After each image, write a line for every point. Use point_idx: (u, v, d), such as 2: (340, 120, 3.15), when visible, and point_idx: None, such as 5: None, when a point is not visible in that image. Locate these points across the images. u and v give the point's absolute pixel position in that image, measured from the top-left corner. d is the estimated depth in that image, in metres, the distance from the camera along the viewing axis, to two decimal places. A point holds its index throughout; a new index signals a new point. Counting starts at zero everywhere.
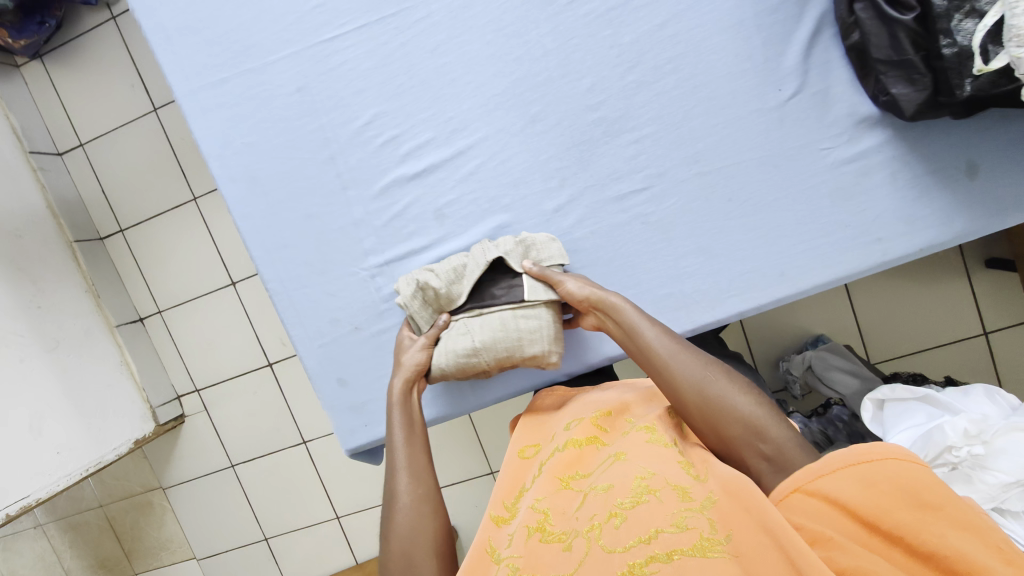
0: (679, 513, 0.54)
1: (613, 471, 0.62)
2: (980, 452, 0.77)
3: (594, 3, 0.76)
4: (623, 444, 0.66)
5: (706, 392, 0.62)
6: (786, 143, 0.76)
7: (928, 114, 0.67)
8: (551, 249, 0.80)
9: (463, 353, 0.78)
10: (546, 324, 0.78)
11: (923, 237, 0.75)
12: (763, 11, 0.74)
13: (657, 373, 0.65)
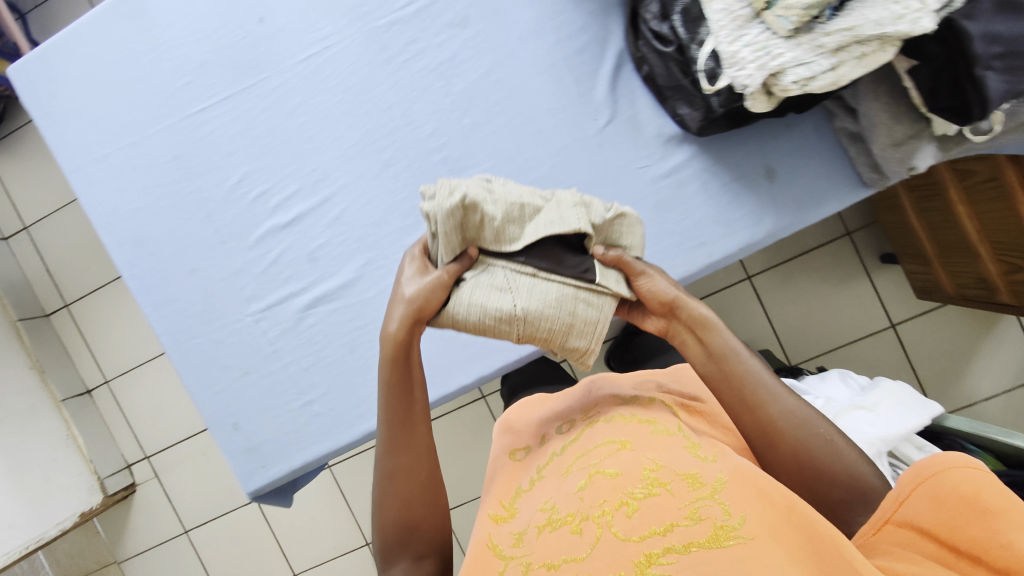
0: (692, 501, 0.57)
1: (616, 457, 0.64)
2: None
3: (426, 59, 0.86)
4: (618, 433, 0.67)
5: (789, 416, 0.60)
6: (609, 165, 0.84)
7: (712, 130, 0.75)
8: (634, 231, 0.62)
9: (496, 313, 0.58)
10: (600, 311, 0.60)
11: (740, 237, 0.82)
12: (572, 53, 0.83)
13: (752, 394, 0.61)
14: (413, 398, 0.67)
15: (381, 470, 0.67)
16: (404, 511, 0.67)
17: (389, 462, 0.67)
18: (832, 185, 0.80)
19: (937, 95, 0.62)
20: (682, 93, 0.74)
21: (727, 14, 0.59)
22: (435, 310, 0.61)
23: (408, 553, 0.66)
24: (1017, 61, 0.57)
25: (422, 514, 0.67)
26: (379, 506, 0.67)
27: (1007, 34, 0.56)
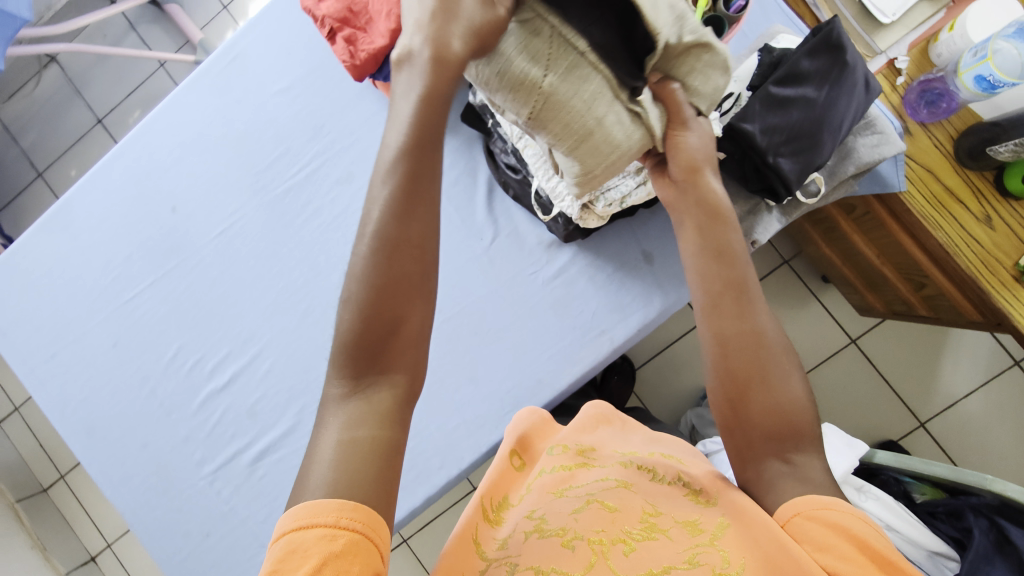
0: (691, 547, 0.57)
1: (614, 492, 0.65)
2: None
3: (323, 215, 0.94)
4: (618, 474, 0.68)
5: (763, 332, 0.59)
6: (502, 276, 0.91)
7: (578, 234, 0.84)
8: (710, 72, 0.55)
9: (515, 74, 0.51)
10: (600, 119, 0.53)
11: (635, 319, 0.87)
12: (449, 186, 0.92)
13: (736, 298, 0.60)
14: (432, 161, 0.51)
15: (377, 237, 0.50)
16: (389, 306, 0.51)
17: (386, 230, 0.50)
18: None
19: (748, 180, 0.68)
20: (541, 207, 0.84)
21: (536, 164, 0.74)
22: (443, 104, 0.50)
23: (376, 371, 0.51)
24: (800, 145, 0.64)
25: (403, 349, 0.52)
26: (351, 287, 0.51)
27: (784, 125, 0.63)
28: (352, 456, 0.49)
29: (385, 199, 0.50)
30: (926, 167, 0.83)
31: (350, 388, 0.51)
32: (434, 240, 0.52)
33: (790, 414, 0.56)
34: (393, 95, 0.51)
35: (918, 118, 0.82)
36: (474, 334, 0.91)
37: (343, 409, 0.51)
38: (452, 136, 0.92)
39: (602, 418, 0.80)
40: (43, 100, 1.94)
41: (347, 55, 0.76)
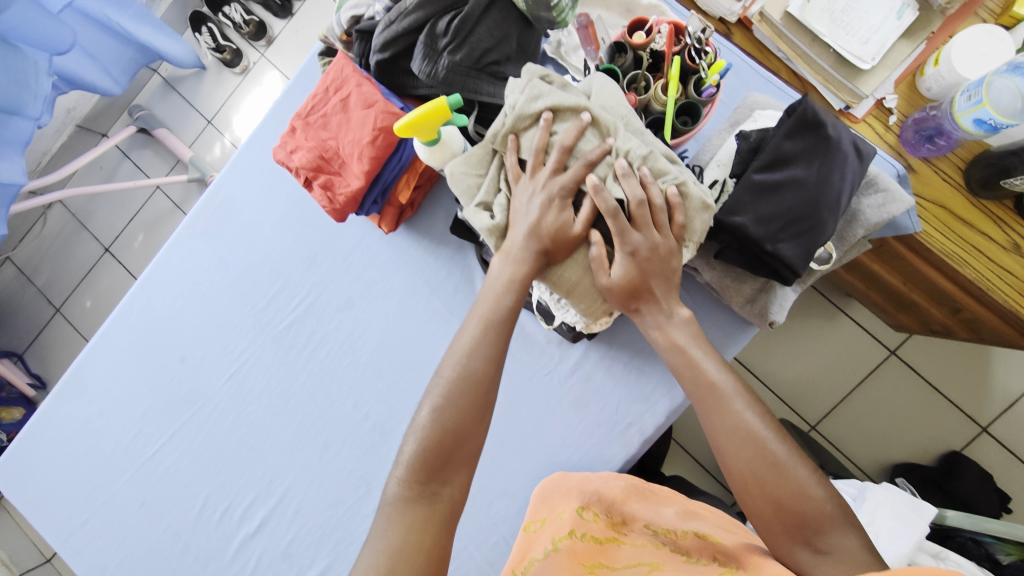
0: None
1: (644, 572, 0.67)
2: None
3: (327, 344, 0.93)
4: (650, 556, 0.71)
5: (750, 430, 0.61)
6: (517, 380, 0.88)
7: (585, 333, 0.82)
8: (698, 216, 0.63)
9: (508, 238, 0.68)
10: (584, 273, 0.66)
11: (663, 406, 0.83)
12: (449, 296, 0.90)
13: (716, 403, 0.63)
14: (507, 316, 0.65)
15: (460, 369, 0.63)
16: (461, 424, 0.61)
17: (474, 363, 0.63)
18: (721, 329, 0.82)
19: (752, 267, 0.66)
20: (545, 313, 0.81)
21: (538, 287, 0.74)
22: (523, 293, 0.65)
23: (440, 480, 0.59)
24: (799, 229, 0.62)
25: (461, 467, 0.60)
26: (429, 408, 0.62)
27: (777, 211, 0.62)
28: (409, 558, 0.55)
29: (476, 338, 0.65)
30: (938, 203, 0.79)
31: (414, 494, 0.59)
32: (494, 392, 0.63)
33: (799, 503, 0.58)
34: (488, 275, 0.68)
35: (918, 154, 0.79)
36: (499, 444, 0.88)
37: (407, 511, 0.58)
38: (443, 245, 0.90)
39: (638, 486, 0.82)
40: (53, 236, 2.00)
41: (326, 201, 0.76)
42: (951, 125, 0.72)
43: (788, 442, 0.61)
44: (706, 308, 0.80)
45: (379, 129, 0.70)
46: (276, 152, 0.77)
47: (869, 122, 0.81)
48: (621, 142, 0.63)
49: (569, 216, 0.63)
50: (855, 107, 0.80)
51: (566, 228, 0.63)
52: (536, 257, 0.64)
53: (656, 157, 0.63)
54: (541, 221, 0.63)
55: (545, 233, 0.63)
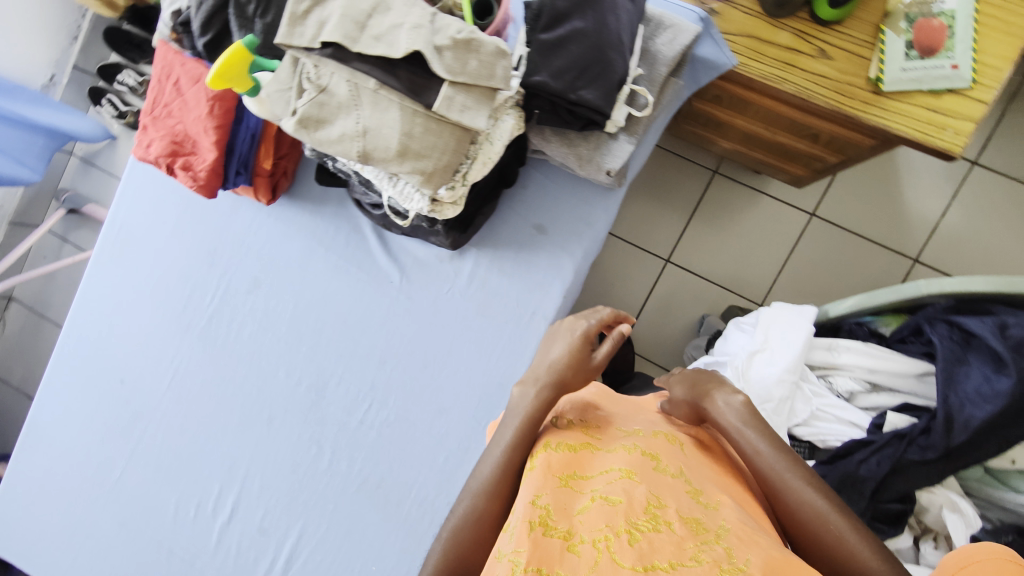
0: (695, 545, 0.50)
1: (619, 482, 0.55)
2: None
3: (248, 324, 0.98)
4: (623, 458, 0.59)
5: (798, 496, 0.56)
6: (426, 306, 0.93)
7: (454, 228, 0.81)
8: (497, 62, 0.61)
9: (379, 176, 0.69)
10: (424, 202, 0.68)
11: (555, 289, 0.89)
12: (342, 247, 0.95)
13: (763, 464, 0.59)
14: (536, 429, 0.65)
15: (466, 505, 0.62)
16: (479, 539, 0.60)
17: (480, 498, 0.62)
18: (590, 204, 0.88)
19: (569, 122, 0.72)
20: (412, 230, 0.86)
21: (375, 176, 0.69)
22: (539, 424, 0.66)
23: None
24: (592, 73, 0.68)
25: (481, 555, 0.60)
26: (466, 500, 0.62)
27: (567, 62, 0.67)
28: None
29: (495, 469, 0.64)
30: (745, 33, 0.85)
31: None
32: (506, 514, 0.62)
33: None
34: (502, 427, 0.68)
35: None
36: (426, 369, 0.93)
37: None
38: (326, 204, 0.95)
39: (607, 393, 0.77)
40: (16, 334, 2.05)
41: (190, 181, 0.81)
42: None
43: (852, 519, 0.55)
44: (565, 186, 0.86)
45: (212, 97, 0.76)
46: (136, 151, 0.83)
47: None
48: (397, 12, 0.59)
49: (593, 350, 0.74)
50: None
51: (592, 358, 0.74)
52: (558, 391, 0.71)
53: (440, 18, 0.60)
54: (570, 353, 0.73)
55: (568, 363, 0.73)
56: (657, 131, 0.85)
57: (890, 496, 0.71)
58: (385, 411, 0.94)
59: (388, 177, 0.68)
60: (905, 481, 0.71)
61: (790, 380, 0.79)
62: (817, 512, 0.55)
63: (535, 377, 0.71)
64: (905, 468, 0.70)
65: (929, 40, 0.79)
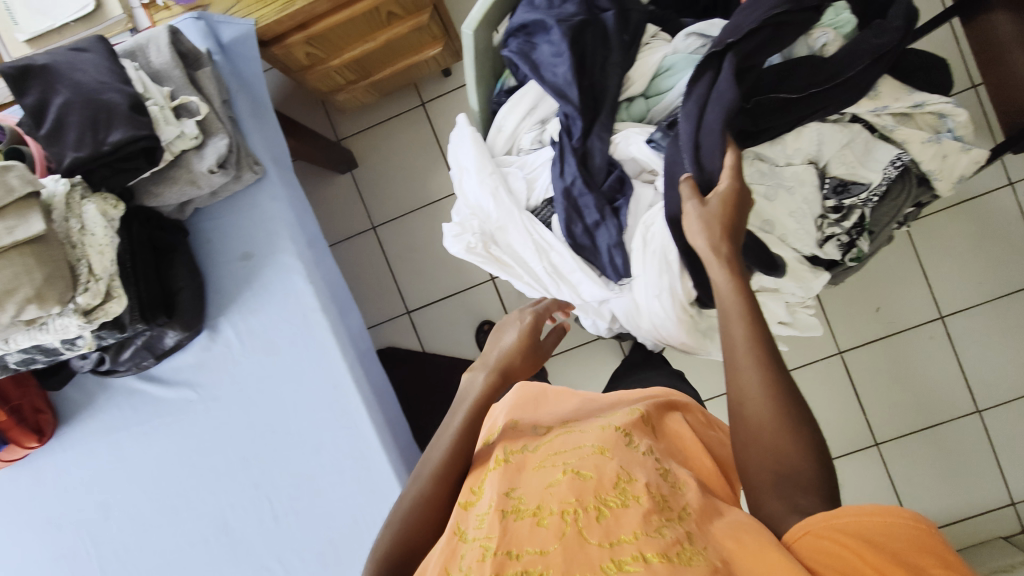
0: (659, 517, 0.50)
1: (591, 459, 0.56)
2: (498, 241, 0.84)
3: (131, 539, 0.97)
4: (592, 437, 0.61)
5: (755, 355, 0.56)
6: (233, 390, 0.94)
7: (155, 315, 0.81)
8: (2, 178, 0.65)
9: (32, 335, 0.71)
10: (76, 316, 0.71)
11: (298, 284, 0.92)
12: (138, 412, 0.96)
13: (733, 317, 0.58)
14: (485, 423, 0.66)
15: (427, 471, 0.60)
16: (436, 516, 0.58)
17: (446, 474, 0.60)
18: (259, 205, 0.92)
19: (136, 168, 0.75)
20: (148, 349, 0.87)
21: (28, 336, 0.71)
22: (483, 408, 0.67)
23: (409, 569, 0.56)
24: (103, 120, 0.72)
25: (423, 539, 0.57)
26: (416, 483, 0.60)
27: (76, 130, 0.71)
28: None
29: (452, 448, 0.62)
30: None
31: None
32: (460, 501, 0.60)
33: (784, 414, 0.52)
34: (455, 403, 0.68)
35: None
36: (280, 430, 0.94)
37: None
38: (97, 396, 0.97)
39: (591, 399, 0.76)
40: None
41: None
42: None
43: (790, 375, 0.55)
44: (232, 210, 0.92)
45: None
46: None
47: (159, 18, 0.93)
48: None
49: (537, 342, 0.78)
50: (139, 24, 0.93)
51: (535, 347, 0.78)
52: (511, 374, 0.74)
53: None
54: (520, 345, 0.76)
55: (519, 352, 0.75)
56: (245, 116, 0.91)
57: (603, 174, 0.76)
58: (282, 489, 0.95)
59: (38, 329, 0.71)
60: (600, 153, 0.74)
61: (490, 174, 0.83)
62: (767, 372, 0.55)
63: (493, 361, 0.74)
64: (591, 145, 0.74)
65: None
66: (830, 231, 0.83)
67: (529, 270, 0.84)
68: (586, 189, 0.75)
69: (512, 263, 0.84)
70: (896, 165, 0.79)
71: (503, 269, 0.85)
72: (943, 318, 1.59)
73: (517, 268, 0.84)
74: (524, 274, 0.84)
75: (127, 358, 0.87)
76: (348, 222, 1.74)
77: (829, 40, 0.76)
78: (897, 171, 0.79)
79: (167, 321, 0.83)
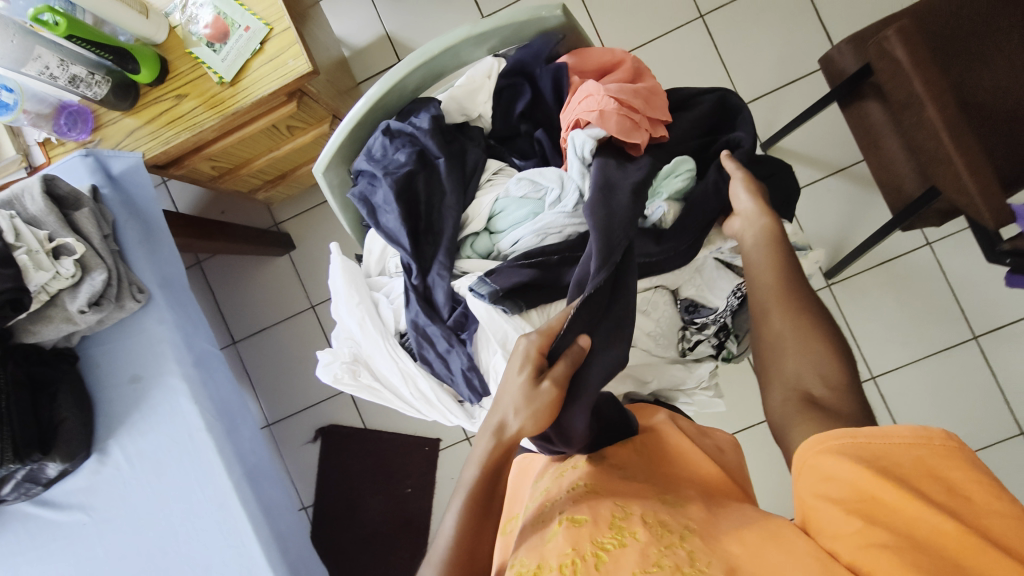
0: (659, 548, 0.56)
1: (584, 504, 0.64)
2: (369, 372, 0.86)
3: None
4: (586, 480, 0.69)
5: (789, 323, 0.67)
6: (123, 510, 0.95)
7: (29, 451, 0.83)
8: None
9: None
10: None
11: (186, 402, 0.95)
12: (26, 539, 0.96)
13: (767, 293, 0.69)
14: (490, 494, 0.66)
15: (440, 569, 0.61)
16: None
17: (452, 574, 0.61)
18: (146, 330, 0.95)
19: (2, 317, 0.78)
20: (31, 480, 0.90)
21: None
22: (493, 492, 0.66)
23: None
24: None
25: None
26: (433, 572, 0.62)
27: None
28: None
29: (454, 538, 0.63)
30: (133, 124, 0.99)
31: None
32: None
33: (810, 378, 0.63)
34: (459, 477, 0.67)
35: (69, 137, 0.99)
36: (170, 552, 0.95)
37: None
38: None
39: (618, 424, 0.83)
40: None
41: None
42: (37, 100, 0.95)
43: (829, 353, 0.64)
44: (121, 335, 0.95)
45: None
46: None
47: (53, 155, 0.99)
48: None
49: (531, 385, 0.64)
50: (35, 160, 1.00)
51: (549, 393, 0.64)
52: (525, 415, 0.64)
53: None
54: (530, 404, 0.64)
55: (539, 409, 0.64)
56: (133, 246, 0.96)
57: (447, 309, 0.77)
58: None
59: None
60: (440, 289, 0.77)
61: (357, 304, 0.85)
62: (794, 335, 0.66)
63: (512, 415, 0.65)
64: (431, 282, 0.77)
65: (215, 30, 0.96)
66: (693, 339, 0.87)
67: (399, 395, 0.86)
68: (429, 321, 0.77)
69: (382, 389, 0.86)
70: (738, 293, 0.84)
71: (376, 397, 0.87)
72: (876, 378, 1.58)
73: (388, 396, 0.86)
74: (395, 400, 0.86)
75: (10, 490, 0.90)
76: (287, 303, 1.75)
77: (664, 211, 0.74)
78: (739, 298, 0.85)
79: (43, 454, 0.86)
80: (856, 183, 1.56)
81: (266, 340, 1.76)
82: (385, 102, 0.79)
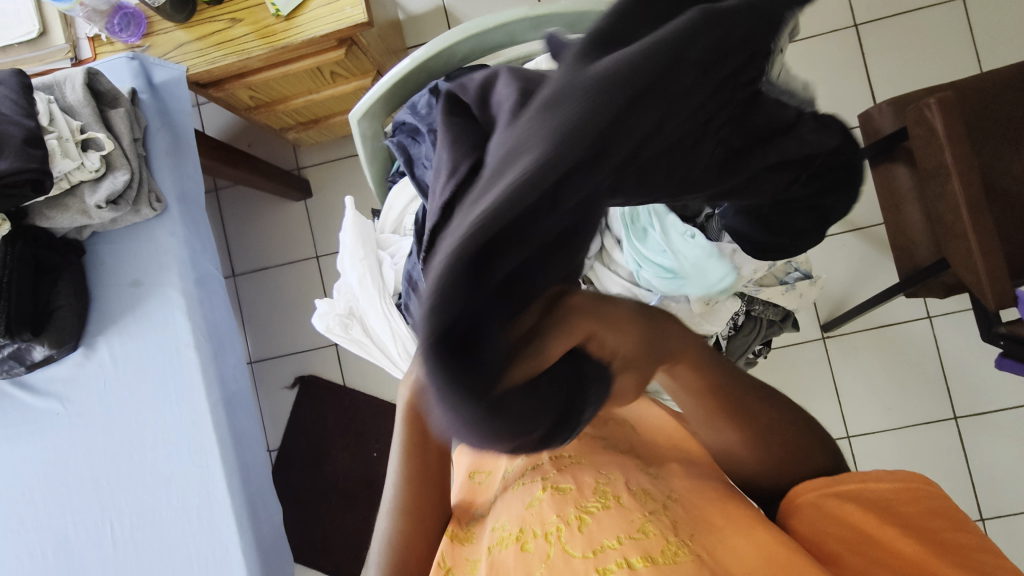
0: (643, 513, 0.58)
1: (568, 472, 0.64)
2: (359, 325, 0.88)
3: None
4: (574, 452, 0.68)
5: (738, 433, 0.59)
6: (97, 408, 0.97)
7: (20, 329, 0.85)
8: None
9: None
10: None
11: (180, 315, 0.96)
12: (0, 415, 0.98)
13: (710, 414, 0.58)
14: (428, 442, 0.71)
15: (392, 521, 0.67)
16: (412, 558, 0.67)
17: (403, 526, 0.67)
18: (155, 238, 0.97)
19: (21, 197, 0.79)
20: (16, 359, 0.92)
21: None
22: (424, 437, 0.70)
23: None
24: None
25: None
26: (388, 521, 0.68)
27: None
28: None
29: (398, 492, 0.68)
30: (182, 38, 1.00)
31: None
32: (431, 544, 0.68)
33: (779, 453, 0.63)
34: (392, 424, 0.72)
35: (122, 38, 1.00)
36: (135, 457, 0.96)
37: None
38: None
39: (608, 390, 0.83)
40: None
41: None
42: None
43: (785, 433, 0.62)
44: (131, 238, 0.97)
45: None
46: None
47: (100, 51, 1.01)
48: None
49: None
50: (82, 54, 1.01)
51: None
52: None
53: None
54: None
55: None
56: (159, 155, 0.97)
57: None
58: (127, 516, 0.96)
59: None
60: None
61: (362, 259, 0.88)
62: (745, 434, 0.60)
63: None
64: None
65: None
66: None
67: (384, 352, 0.87)
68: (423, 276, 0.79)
69: (369, 344, 0.87)
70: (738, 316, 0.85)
71: (361, 352, 0.89)
72: (851, 437, 1.59)
73: (373, 353, 0.87)
74: (380, 357, 0.88)
75: None
76: (295, 246, 1.77)
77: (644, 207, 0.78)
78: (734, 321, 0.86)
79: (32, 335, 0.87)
80: (871, 244, 1.57)
81: (267, 279, 1.77)
82: (429, 65, 0.80)
